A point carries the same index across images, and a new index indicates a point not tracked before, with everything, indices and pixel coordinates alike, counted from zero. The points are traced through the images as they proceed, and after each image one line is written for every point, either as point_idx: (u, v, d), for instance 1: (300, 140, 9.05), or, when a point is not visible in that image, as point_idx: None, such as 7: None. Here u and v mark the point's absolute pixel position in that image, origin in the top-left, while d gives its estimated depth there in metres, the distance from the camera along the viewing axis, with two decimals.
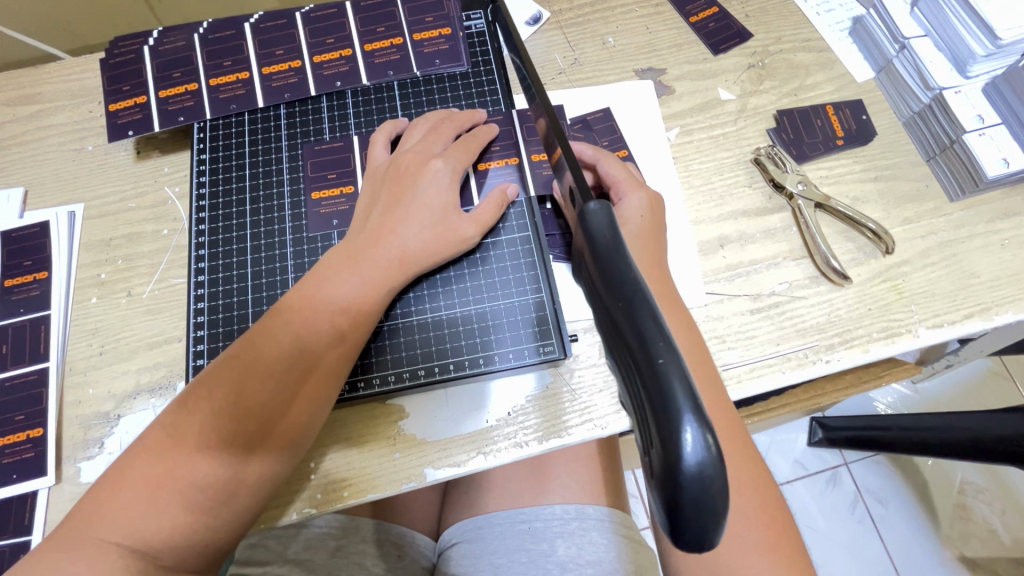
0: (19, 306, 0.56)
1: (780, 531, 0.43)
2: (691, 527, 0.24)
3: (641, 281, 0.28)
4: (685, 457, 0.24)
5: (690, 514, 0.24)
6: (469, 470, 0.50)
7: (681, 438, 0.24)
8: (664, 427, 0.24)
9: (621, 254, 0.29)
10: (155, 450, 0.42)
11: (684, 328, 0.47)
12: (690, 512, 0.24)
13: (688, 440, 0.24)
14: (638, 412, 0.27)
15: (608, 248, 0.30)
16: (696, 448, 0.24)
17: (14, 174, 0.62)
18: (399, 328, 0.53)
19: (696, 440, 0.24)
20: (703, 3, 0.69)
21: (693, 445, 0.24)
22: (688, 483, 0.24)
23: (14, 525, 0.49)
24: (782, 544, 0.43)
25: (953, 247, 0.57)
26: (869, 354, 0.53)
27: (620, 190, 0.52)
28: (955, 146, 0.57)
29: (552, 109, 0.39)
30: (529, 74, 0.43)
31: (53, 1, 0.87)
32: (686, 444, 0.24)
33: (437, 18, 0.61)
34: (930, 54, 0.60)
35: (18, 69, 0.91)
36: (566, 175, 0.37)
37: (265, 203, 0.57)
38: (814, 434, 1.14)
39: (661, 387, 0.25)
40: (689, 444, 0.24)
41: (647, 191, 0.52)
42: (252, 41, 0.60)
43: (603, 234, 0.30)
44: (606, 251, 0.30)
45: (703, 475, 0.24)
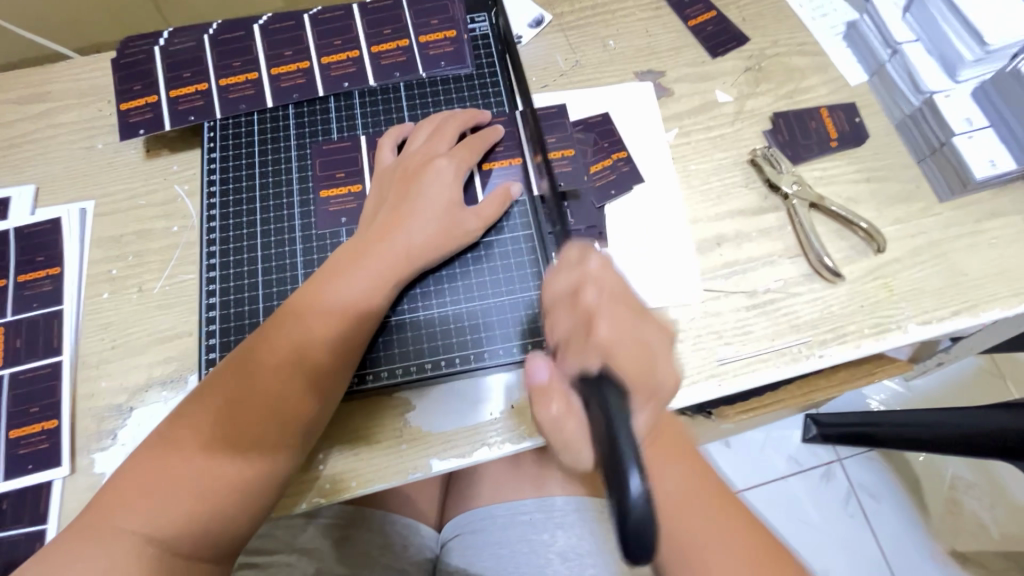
0: (33, 300, 0.57)
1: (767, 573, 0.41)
2: (635, 547, 0.30)
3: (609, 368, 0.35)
4: (631, 498, 0.29)
5: (633, 538, 0.29)
6: (473, 461, 0.52)
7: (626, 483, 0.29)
8: (615, 475, 0.30)
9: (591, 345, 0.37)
10: (172, 441, 0.44)
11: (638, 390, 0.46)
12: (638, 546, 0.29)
13: (633, 485, 0.29)
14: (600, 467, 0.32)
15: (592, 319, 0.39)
16: (638, 492, 0.29)
17: (25, 171, 0.63)
18: (406, 323, 0.54)
19: (638, 485, 0.30)
20: (702, 7, 0.70)
21: (635, 490, 0.29)
22: (633, 521, 0.29)
23: (29, 515, 0.50)
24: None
25: (942, 246, 0.59)
26: (861, 349, 0.55)
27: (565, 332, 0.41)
28: (944, 149, 0.59)
29: (539, 137, 0.58)
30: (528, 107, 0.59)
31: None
32: (631, 488, 0.29)
33: (442, 20, 0.63)
34: (921, 58, 0.61)
35: (28, 66, 0.92)
36: (557, 283, 0.43)
37: (275, 201, 0.58)
38: (809, 431, 1.17)
39: (614, 446, 0.31)
40: (634, 487, 0.29)
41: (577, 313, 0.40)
42: (261, 42, 0.62)
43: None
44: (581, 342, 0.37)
45: (644, 510, 0.29)
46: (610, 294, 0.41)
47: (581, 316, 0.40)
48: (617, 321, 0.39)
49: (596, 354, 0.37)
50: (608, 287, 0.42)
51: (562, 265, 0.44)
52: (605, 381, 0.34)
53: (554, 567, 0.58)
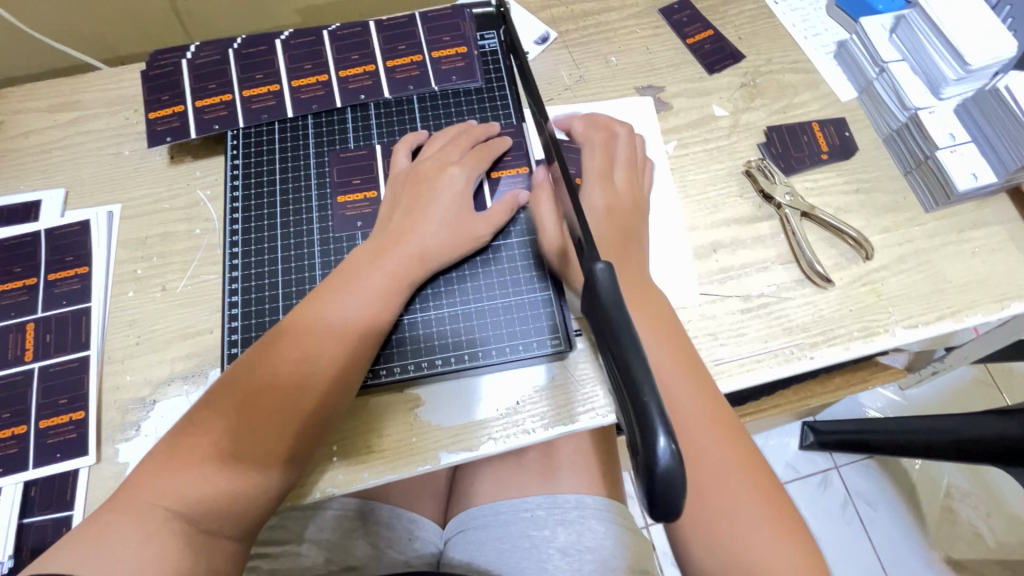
0: (62, 298, 0.60)
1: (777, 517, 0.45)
2: (660, 505, 0.28)
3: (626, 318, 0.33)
4: (658, 455, 0.28)
5: (658, 495, 0.28)
6: (480, 454, 0.54)
7: (653, 441, 0.28)
8: (642, 430, 0.28)
9: (623, 311, 0.33)
10: (201, 426, 0.46)
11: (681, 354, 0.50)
12: (660, 505, 0.28)
13: (660, 442, 0.28)
14: (625, 416, 0.31)
15: (610, 298, 0.34)
16: (665, 452, 0.28)
17: (55, 176, 0.66)
18: (418, 322, 0.57)
19: (665, 445, 0.28)
20: (700, 26, 0.74)
21: (662, 450, 0.28)
22: (659, 479, 0.27)
23: (56, 501, 0.53)
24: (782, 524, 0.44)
25: (927, 254, 0.62)
26: (850, 351, 0.58)
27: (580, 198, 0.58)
28: (929, 162, 0.62)
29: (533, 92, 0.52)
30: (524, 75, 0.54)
31: (99, 19, 0.93)
32: (657, 447, 0.28)
33: (454, 37, 0.66)
34: (906, 76, 0.65)
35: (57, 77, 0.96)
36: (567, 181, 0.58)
37: (294, 205, 0.61)
38: (806, 438, 1.19)
39: (639, 399, 0.29)
40: (661, 445, 0.28)
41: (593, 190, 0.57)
42: (283, 56, 0.65)
43: (606, 293, 0.34)
44: (611, 306, 0.33)
45: (670, 470, 0.28)
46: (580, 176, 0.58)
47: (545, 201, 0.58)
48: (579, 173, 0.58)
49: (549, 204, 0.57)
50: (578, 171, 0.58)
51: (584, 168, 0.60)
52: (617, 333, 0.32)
53: (554, 562, 0.60)
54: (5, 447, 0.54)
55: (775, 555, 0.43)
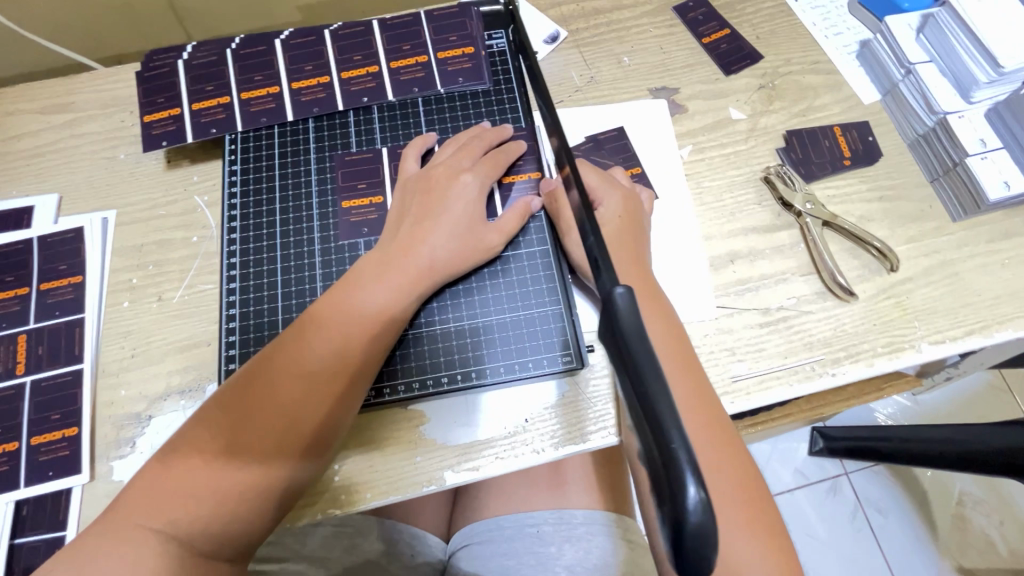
0: (55, 308, 0.58)
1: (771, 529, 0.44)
2: (689, 559, 0.26)
3: (649, 349, 0.30)
4: (687, 509, 0.25)
5: (689, 549, 0.26)
6: (486, 474, 0.52)
7: (683, 492, 0.25)
8: (670, 480, 0.26)
9: (646, 343, 0.30)
10: (195, 444, 0.44)
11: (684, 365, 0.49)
12: (689, 558, 0.26)
13: (691, 494, 0.25)
14: (648, 457, 0.29)
15: (631, 328, 0.31)
16: (696, 503, 0.25)
17: (49, 180, 0.64)
18: (423, 336, 0.55)
19: (695, 495, 0.26)
20: (716, 24, 0.71)
21: (693, 501, 0.25)
22: (689, 533, 0.25)
23: (49, 521, 0.51)
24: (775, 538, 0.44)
25: (955, 265, 0.59)
26: (874, 368, 0.55)
27: (596, 196, 0.56)
28: (958, 169, 0.59)
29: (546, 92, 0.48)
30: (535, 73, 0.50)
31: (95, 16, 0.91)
32: (688, 497, 0.26)
33: (460, 37, 0.64)
34: (934, 78, 0.62)
35: (51, 75, 0.94)
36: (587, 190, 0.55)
37: (294, 213, 0.59)
38: (815, 444, 1.16)
39: (665, 445, 0.27)
40: (690, 495, 0.26)
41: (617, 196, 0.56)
42: (282, 57, 0.63)
43: (627, 321, 0.31)
44: (632, 337, 0.30)
45: (702, 525, 0.25)
46: (591, 176, 0.57)
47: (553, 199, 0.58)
48: (592, 174, 0.57)
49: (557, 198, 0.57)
50: (588, 172, 0.58)
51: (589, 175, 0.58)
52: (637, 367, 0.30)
53: None
54: None
55: (749, 557, 0.42)
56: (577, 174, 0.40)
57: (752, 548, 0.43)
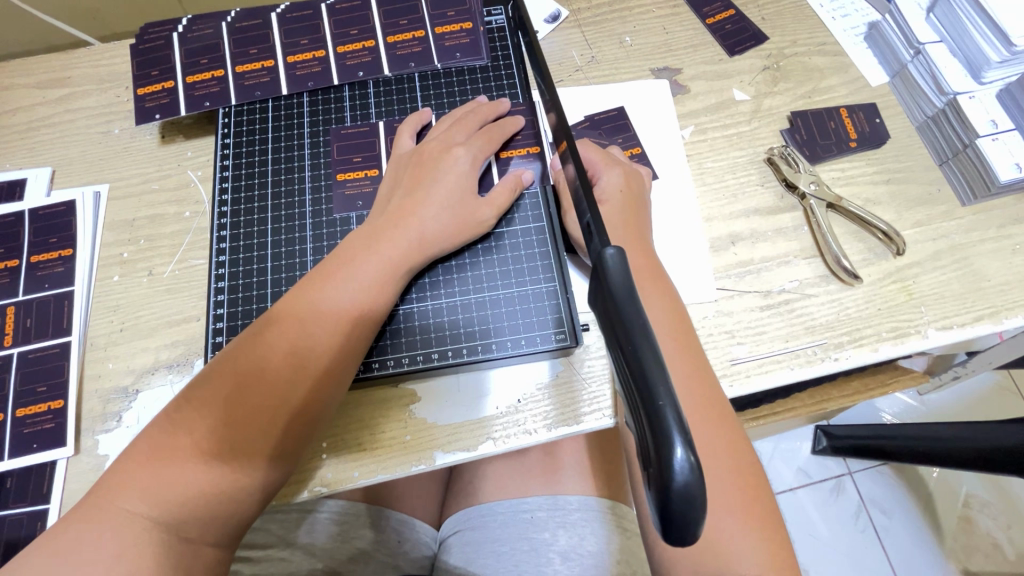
0: (45, 281, 0.57)
1: (766, 515, 0.43)
2: (677, 527, 0.25)
3: (641, 310, 0.29)
4: (674, 473, 0.24)
5: (676, 515, 0.25)
6: (479, 454, 0.51)
7: (671, 454, 0.24)
8: (656, 445, 0.25)
9: (636, 305, 0.29)
10: (179, 422, 0.43)
11: (683, 349, 0.47)
12: (674, 524, 0.25)
13: (677, 456, 0.24)
14: (637, 422, 0.27)
15: (622, 289, 0.30)
16: (682, 465, 0.24)
17: (42, 154, 0.64)
18: (415, 313, 0.54)
19: (682, 457, 0.25)
20: (721, 5, 0.70)
21: (680, 464, 0.24)
22: (676, 497, 0.24)
23: (33, 493, 0.50)
24: (770, 525, 0.43)
25: (964, 250, 0.57)
26: (878, 353, 0.54)
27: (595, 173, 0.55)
28: (968, 151, 0.58)
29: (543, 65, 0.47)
30: (533, 46, 0.50)
31: None
32: (675, 459, 0.24)
33: (458, 12, 0.63)
34: (944, 58, 0.60)
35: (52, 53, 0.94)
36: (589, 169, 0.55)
37: (286, 186, 0.58)
38: (819, 442, 1.14)
39: (653, 408, 0.25)
40: (677, 457, 0.25)
41: (619, 171, 0.55)
42: (278, 31, 0.62)
43: (618, 283, 0.30)
44: (622, 299, 0.29)
45: (689, 490, 0.24)
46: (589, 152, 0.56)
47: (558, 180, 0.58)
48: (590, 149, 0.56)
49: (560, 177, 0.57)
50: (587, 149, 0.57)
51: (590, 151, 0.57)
52: (626, 328, 0.28)
53: (555, 567, 0.57)
54: None
55: (741, 544, 0.41)
56: (574, 147, 0.39)
57: (744, 538, 0.41)
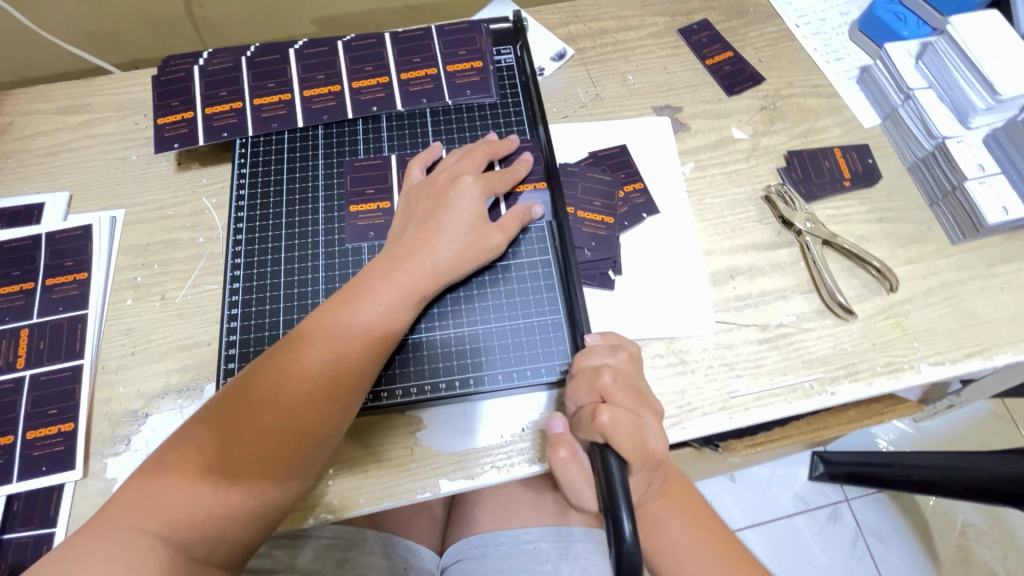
0: (59, 304, 0.58)
1: None
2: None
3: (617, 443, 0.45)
4: (623, 537, 0.39)
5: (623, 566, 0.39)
6: (483, 483, 0.52)
7: (621, 527, 0.40)
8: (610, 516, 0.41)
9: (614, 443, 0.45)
10: (194, 443, 0.44)
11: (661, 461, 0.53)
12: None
13: (625, 525, 0.40)
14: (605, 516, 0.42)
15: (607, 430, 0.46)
16: (628, 532, 0.40)
17: (60, 179, 0.65)
18: (424, 342, 0.55)
19: (628, 527, 0.40)
20: (720, 47, 0.73)
21: (626, 531, 0.40)
22: (624, 553, 0.39)
23: (39, 516, 0.51)
24: None
25: (954, 287, 0.59)
26: (873, 388, 0.55)
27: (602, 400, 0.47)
28: (957, 193, 0.60)
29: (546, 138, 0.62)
30: None
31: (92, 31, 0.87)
32: (623, 528, 0.40)
33: (469, 52, 0.65)
34: (933, 103, 0.63)
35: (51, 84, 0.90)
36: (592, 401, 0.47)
37: (301, 217, 0.60)
38: (816, 468, 1.15)
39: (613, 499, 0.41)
40: (625, 528, 0.40)
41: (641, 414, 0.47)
42: (296, 66, 0.64)
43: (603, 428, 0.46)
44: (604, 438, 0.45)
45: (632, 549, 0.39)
46: (625, 428, 0.44)
47: (599, 432, 0.44)
48: (624, 413, 0.45)
49: (598, 435, 0.44)
50: (623, 417, 0.45)
51: (594, 347, 0.51)
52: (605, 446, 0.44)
53: None
54: None
55: None
56: (558, 184, 0.60)
57: None
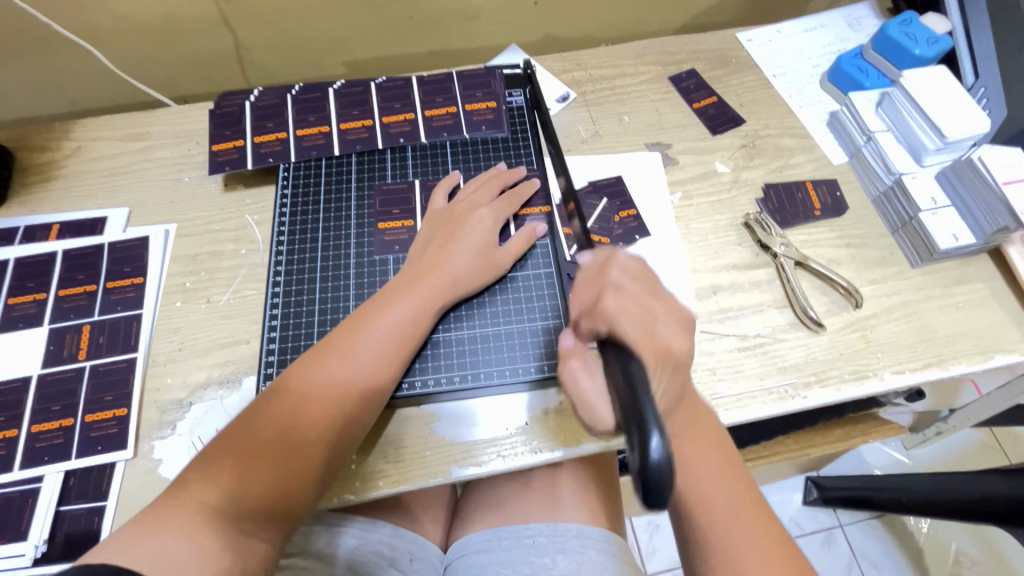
0: (117, 304, 0.66)
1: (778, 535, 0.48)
2: (652, 490, 0.37)
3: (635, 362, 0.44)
4: (652, 452, 0.38)
5: (652, 478, 0.37)
6: (489, 470, 0.58)
7: (648, 442, 0.37)
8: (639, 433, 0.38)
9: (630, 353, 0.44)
10: (247, 430, 0.50)
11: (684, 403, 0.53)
12: (653, 498, 0.37)
13: (654, 443, 0.38)
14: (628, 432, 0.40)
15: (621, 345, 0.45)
16: (657, 447, 0.38)
17: (121, 196, 0.74)
18: (440, 342, 0.62)
19: (657, 444, 0.38)
20: (705, 93, 0.82)
21: (656, 447, 0.38)
22: (653, 468, 0.37)
23: (93, 490, 0.57)
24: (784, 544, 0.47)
25: (914, 306, 0.66)
26: (841, 392, 0.61)
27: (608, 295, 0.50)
28: (913, 223, 0.68)
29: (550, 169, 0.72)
30: None
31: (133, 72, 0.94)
32: (652, 444, 0.38)
33: (485, 93, 0.75)
34: (892, 145, 0.71)
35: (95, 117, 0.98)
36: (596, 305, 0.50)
37: (335, 232, 0.68)
38: (809, 494, 1.19)
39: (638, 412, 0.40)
40: (654, 443, 0.38)
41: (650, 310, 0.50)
42: (334, 103, 0.74)
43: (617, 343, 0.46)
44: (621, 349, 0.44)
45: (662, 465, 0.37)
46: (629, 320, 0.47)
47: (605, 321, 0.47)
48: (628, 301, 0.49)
49: (606, 325, 0.47)
50: (625, 306, 0.49)
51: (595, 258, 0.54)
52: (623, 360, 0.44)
53: None
54: (52, 437, 0.59)
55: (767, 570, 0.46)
56: (579, 210, 0.63)
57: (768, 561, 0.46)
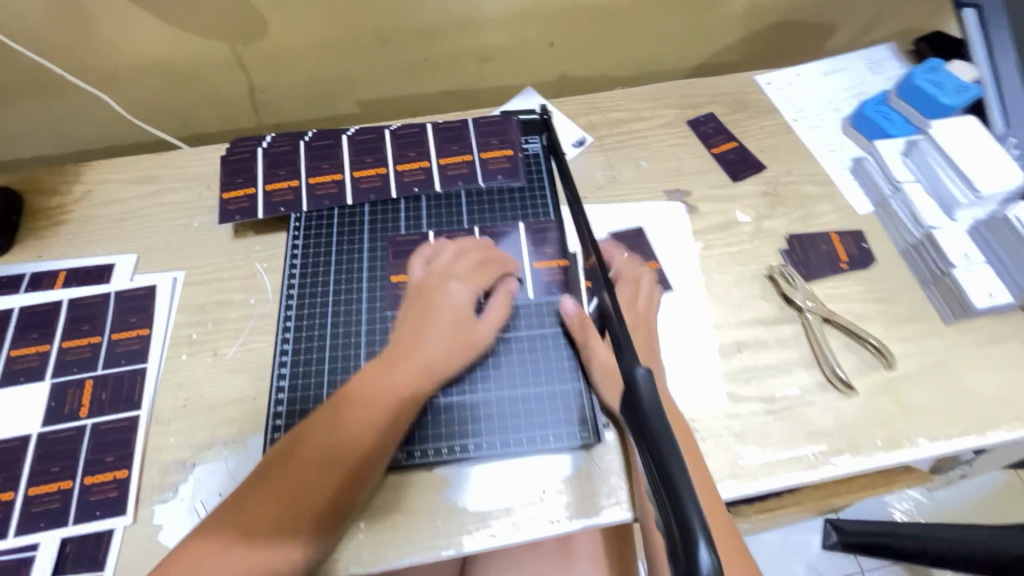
0: (122, 357, 0.64)
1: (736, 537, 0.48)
2: None
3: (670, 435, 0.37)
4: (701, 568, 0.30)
5: None
6: (503, 542, 0.55)
7: (695, 556, 0.30)
8: (685, 542, 0.31)
9: (662, 418, 0.38)
10: (220, 530, 0.46)
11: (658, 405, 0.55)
12: None
13: (703, 555, 0.30)
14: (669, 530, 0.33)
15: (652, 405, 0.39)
16: (707, 564, 0.30)
17: (129, 242, 0.73)
18: (451, 403, 0.60)
19: (707, 558, 0.30)
20: (724, 138, 0.81)
21: (705, 562, 0.30)
22: None
23: (89, 559, 0.54)
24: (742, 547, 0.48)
25: (948, 366, 0.63)
26: (873, 460, 0.58)
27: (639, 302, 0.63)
28: (946, 278, 0.66)
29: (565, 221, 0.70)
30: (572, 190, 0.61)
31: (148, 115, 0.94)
32: (701, 558, 0.30)
33: (500, 141, 0.74)
34: (921, 198, 0.69)
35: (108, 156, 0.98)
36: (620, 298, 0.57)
37: (346, 284, 0.66)
38: (829, 537, 1.14)
39: (679, 509, 0.32)
40: (703, 558, 0.30)
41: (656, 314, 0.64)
42: (347, 150, 0.73)
43: (649, 399, 0.40)
44: (650, 410, 0.39)
45: None
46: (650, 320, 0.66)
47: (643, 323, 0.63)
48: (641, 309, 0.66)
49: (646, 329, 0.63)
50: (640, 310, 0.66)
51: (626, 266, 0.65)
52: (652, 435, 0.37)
53: None
54: (49, 501, 0.57)
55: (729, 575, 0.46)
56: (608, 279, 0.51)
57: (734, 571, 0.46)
